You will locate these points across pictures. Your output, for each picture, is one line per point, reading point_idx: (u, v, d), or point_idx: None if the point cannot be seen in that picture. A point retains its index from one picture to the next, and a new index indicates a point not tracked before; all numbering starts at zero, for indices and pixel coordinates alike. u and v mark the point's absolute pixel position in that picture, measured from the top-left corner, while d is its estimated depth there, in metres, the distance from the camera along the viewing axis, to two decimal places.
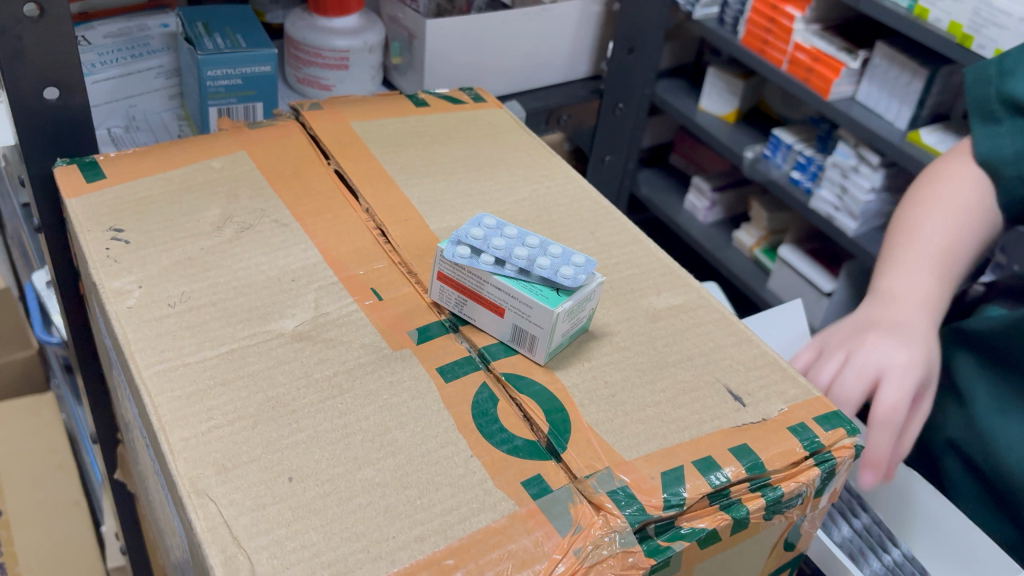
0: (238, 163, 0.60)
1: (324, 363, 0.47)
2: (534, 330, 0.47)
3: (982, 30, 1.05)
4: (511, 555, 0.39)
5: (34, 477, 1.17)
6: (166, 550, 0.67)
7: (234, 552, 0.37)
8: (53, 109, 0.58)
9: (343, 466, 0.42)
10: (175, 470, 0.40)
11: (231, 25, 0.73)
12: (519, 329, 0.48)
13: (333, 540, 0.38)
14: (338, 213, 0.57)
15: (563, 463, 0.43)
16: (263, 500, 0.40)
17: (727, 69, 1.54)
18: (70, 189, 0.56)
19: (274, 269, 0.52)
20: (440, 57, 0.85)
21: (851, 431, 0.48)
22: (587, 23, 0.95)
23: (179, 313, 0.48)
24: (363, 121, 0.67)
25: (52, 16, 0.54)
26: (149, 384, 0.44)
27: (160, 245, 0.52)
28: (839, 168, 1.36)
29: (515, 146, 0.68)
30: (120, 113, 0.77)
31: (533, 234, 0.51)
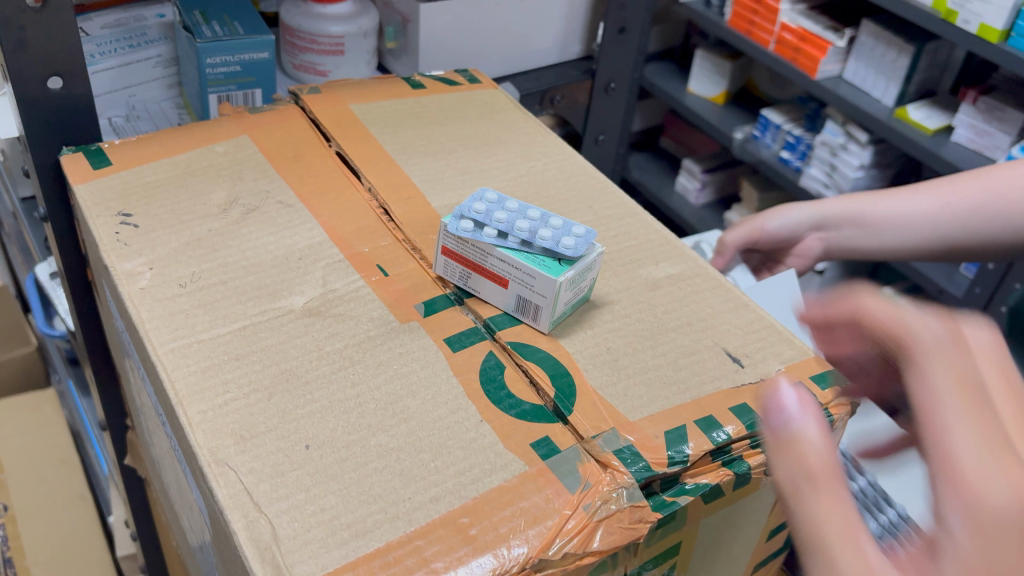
0: (241, 147, 0.61)
1: (335, 336, 0.48)
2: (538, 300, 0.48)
3: (966, 6, 1.07)
4: (524, 512, 0.41)
5: (38, 471, 1.18)
6: (181, 535, 0.68)
7: (255, 517, 0.39)
8: (56, 98, 0.59)
9: (357, 433, 0.43)
10: (194, 442, 0.42)
11: (228, 13, 0.74)
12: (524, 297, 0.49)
13: (351, 503, 0.40)
14: (341, 193, 0.59)
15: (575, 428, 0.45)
16: (281, 466, 0.41)
17: (714, 50, 1.56)
18: (77, 175, 0.57)
19: (281, 249, 0.53)
20: (433, 40, 0.86)
21: (846, 389, 0.50)
22: (577, 4, 0.96)
23: (190, 293, 0.49)
24: (362, 103, 0.68)
25: (54, 6, 0.55)
26: (165, 361, 0.46)
27: (169, 228, 0.54)
28: (828, 147, 1.38)
29: (511, 124, 0.69)
30: (121, 102, 0.79)
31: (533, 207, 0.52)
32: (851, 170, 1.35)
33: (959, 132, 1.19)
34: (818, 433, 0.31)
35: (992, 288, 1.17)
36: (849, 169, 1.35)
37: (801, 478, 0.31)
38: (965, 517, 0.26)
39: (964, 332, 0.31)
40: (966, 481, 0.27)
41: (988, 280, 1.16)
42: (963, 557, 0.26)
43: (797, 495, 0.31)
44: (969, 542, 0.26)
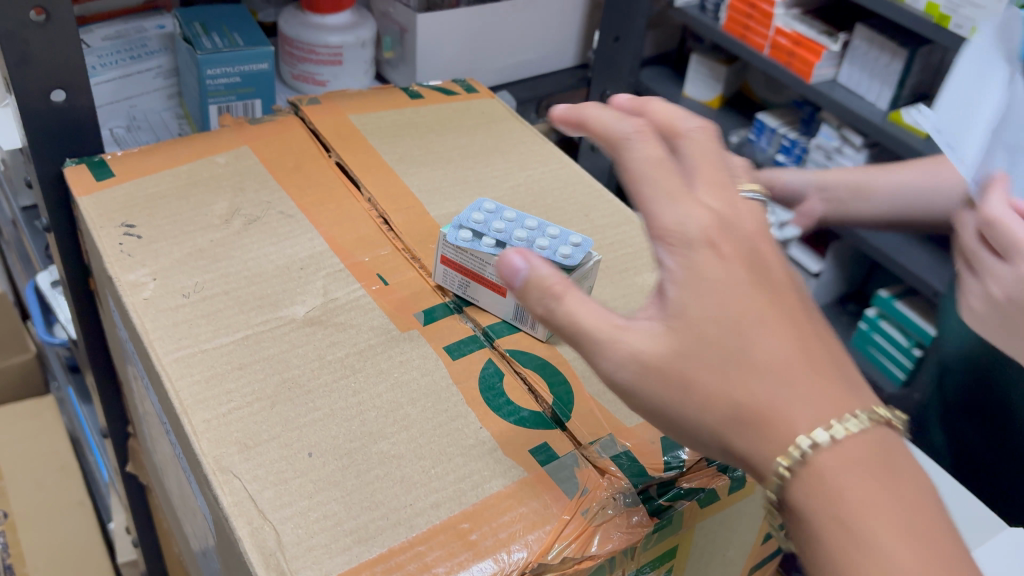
0: (242, 158, 0.62)
1: (336, 345, 0.49)
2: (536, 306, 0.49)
3: (959, 10, 1.08)
4: (522, 518, 0.41)
5: (37, 479, 1.19)
6: (183, 541, 0.69)
7: (259, 524, 0.39)
8: (60, 110, 0.60)
9: (359, 441, 0.44)
10: (199, 450, 0.42)
11: (228, 24, 0.75)
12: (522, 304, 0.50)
13: (354, 509, 0.40)
14: (341, 204, 0.59)
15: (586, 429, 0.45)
16: (284, 474, 0.42)
17: (710, 55, 1.57)
18: (81, 187, 0.57)
19: (282, 259, 0.54)
20: (431, 50, 0.87)
21: None
22: (574, 12, 0.97)
23: (193, 303, 0.50)
24: (361, 114, 0.69)
25: (57, 20, 0.56)
26: (170, 370, 0.46)
27: (172, 239, 0.54)
28: (823, 150, 1.40)
29: (508, 134, 0.70)
30: (121, 113, 0.79)
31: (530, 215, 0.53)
32: None
33: None
34: (550, 268, 0.35)
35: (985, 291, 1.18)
36: None
37: (547, 298, 0.35)
38: (668, 250, 0.34)
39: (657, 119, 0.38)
40: (663, 220, 0.34)
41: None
42: (674, 278, 0.33)
43: (550, 315, 0.35)
44: (673, 263, 0.33)
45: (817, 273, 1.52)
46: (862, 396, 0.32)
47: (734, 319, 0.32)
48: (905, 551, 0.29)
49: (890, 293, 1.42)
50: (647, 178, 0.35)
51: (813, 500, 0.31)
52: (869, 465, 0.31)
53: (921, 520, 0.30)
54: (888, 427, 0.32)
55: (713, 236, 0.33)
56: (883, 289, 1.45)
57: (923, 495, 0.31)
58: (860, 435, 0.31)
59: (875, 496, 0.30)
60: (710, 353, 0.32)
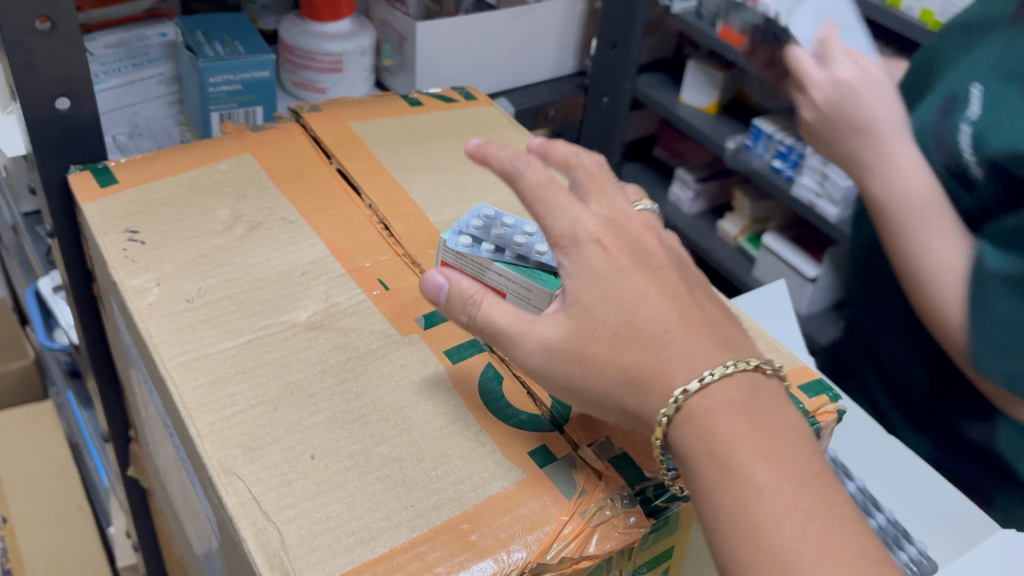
0: (244, 165, 0.63)
1: (337, 349, 0.50)
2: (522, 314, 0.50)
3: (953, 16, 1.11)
4: (521, 518, 0.42)
5: (36, 484, 1.19)
6: (185, 544, 0.69)
7: (263, 524, 0.40)
8: (64, 118, 0.61)
9: (361, 443, 0.45)
10: (204, 452, 0.43)
11: (229, 32, 0.76)
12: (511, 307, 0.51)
13: (356, 511, 0.41)
14: (342, 209, 0.60)
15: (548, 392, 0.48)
16: (287, 476, 0.42)
17: (706, 62, 1.58)
18: (85, 194, 0.58)
19: (283, 264, 0.55)
20: (431, 58, 0.88)
21: (833, 398, 0.51)
22: (572, 20, 0.98)
23: (196, 308, 0.51)
24: (361, 121, 0.70)
25: (62, 29, 0.57)
26: (174, 374, 0.47)
27: (174, 244, 0.55)
28: (819, 157, 1.38)
29: (508, 140, 0.71)
30: (123, 120, 0.80)
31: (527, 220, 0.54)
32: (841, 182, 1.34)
33: None
34: (467, 281, 0.44)
35: None
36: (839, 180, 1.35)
37: (465, 305, 0.44)
38: (563, 251, 0.44)
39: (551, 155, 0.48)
40: (556, 228, 0.44)
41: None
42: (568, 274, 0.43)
43: (472, 318, 0.44)
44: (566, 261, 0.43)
45: (814, 278, 1.52)
46: (736, 353, 0.42)
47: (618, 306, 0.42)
48: (768, 468, 0.38)
49: None
50: (541, 198, 0.43)
51: (699, 442, 0.40)
52: (739, 407, 0.40)
53: (788, 446, 0.39)
54: (758, 374, 0.41)
55: (600, 236, 0.44)
56: None
57: (786, 426, 0.40)
58: (731, 382, 0.40)
59: (743, 430, 0.39)
60: (600, 335, 0.42)
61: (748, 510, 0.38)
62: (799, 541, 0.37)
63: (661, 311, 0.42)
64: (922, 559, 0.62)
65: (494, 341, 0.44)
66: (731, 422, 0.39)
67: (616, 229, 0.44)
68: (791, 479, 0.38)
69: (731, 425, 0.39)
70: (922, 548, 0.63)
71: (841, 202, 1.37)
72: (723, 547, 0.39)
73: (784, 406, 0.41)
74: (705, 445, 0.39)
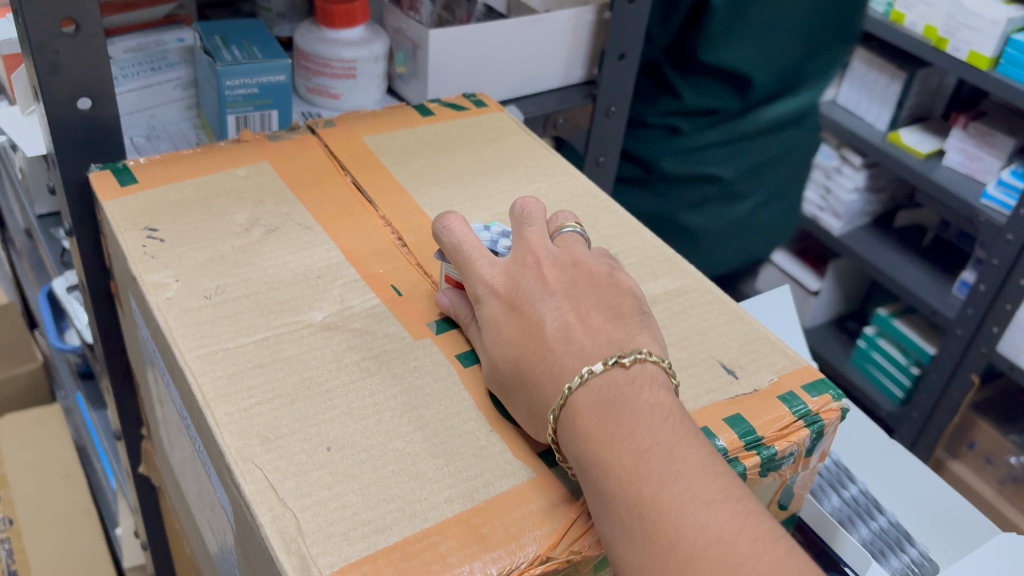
0: (262, 171, 0.64)
1: (352, 349, 0.51)
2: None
3: (957, 34, 1.20)
4: (531, 514, 0.43)
5: (44, 485, 1.20)
6: (197, 541, 0.70)
7: (281, 511, 0.41)
8: (86, 118, 0.62)
9: (376, 438, 0.46)
10: (223, 441, 0.44)
11: (247, 37, 0.78)
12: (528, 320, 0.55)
13: (371, 501, 0.42)
14: (356, 217, 0.62)
15: (496, 400, 0.49)
16: (305, 466, 0.44)
17: None
18: (105, 193, 0.59)
19: (300, 267, 0.56)
20: (441, 66, 0.90)
21: (836, 397, 0.53)
22: (580, 32, 0.99)
23: (215, 304, 0.52)
24: (374, 132, 0.72)
25: (87, 32, 0.58)
26: (193, 366, 0.48)
27: (194, 244, 0.56)
28: (823, 169, 1.52)
29: (517, 148, 0.73)
30: (142, 122, 0.82)
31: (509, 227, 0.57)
32: (846, 193, 1.47)
33: (951, 157, 1.34)
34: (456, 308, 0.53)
35: (984, 311, 1.29)
36: (844, 193, 1.48)
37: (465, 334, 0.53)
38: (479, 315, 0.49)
39: (513, 213, 0.54)
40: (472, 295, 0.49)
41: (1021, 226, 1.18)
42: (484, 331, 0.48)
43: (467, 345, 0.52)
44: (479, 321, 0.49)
45: (817, 290, 1.64)
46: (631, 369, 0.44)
47: (512, 346, 0.46)
48: (617, 456, 0.41)
49: (890, 312, 1.55)
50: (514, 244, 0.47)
51: (575, 443, 0.42)
52: (594, 408, 0.42)
53: (634, 431, 0.41)
54: (618, 369, 0.43)
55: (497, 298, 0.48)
56: (882, 308, 1.57)
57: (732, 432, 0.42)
58: (590, 388, 0.43)
59: (592, 425, 0.42)
60: (503, 370, 0.46)
61: (612, 491, 0.40)
62: (635, 506, 0.39)
63: (543, 338, 0.45)
64: (922, 560, 0.63)
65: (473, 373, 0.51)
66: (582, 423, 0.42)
67: (518, 271, 0.49)
68: (636, 454, 0.40)
69: (587, 423, 0.42)
70: (923, 550, 0.64)
71: (845, 216, 1.49)
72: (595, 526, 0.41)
73: (638, 390, 0.43)
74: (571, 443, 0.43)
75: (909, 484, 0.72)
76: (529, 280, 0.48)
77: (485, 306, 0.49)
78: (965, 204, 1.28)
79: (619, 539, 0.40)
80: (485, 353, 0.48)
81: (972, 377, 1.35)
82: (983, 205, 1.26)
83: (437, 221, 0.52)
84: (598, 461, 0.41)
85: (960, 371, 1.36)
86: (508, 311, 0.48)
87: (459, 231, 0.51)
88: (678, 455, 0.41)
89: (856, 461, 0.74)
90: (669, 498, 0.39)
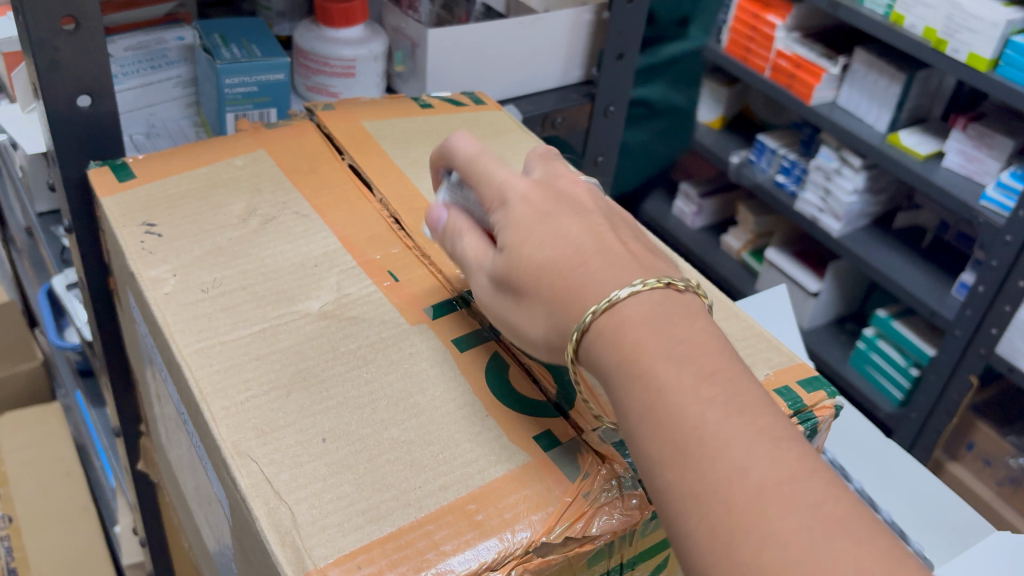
0: (259, 160, 0.64)
1: (348, 337, 0.51)
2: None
3: (956, 35, 1.20)
4: (525, 499, 0.44)
5: (43, 483, 1.20)
6: (194, 534, 0.71)
7: (275, 504, 0.41)
8: (86, 115, 0.62)
9: (371, 427, 0.46)
10: (218, 435, 0.44)
11: (246, 36, 0.78)
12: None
13: (366, 491, 0.43)
14: (354, 205, 0.62)
15: (492, 387, 0.50)
16: (300, 458, 0.44)
17: (713, 78, 1.73)
18: (104, 189, 0.60)
19: (297, 256, 0.56)
20: (441, 65, 0.90)
21: (831, 394, 0.53)
22: (579, 31, 1.00)
23: (212, 297, 0.52)
24: (372, 120, 0.72)
25: (87, 29, 0.59)
26: (190, 360, 0.48)
27: (192, 237, 0.57)
28: (823, 171, 1.51)
29: (515, 143, 0.73)
30: (141, 120, 0.82)
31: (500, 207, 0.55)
32: (846, 194, 1.48)
33: (949, 158, 1.34)
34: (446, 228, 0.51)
35: (982, 311, 1.29)
36: (844, 193, 1.48)
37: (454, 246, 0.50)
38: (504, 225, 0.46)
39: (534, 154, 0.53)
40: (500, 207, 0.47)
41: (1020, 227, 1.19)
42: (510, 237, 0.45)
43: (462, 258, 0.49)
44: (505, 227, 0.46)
45: (816, 292, 1.64)
46: (682, 295, 0.41)
47: (535, 249, 0.44)
48: (666, 374, 0.38)
49: (889, 312, 1.54)
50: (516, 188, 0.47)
51: (614, 355, 0.39)
52: (634, 314, 0.39)
53: (685, 352, 0.38)
54: (671, 291, 0.41)
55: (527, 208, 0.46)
56: (882, 308, 1.56)
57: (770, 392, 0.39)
58: (642, 299, 0.40)
59: (634, 337, 0.39)
60: (528, 274, 0.44)
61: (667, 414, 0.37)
62: (694, 432, 0.36)
63: (581, 247, 0.43)
64: (917, 558, 0.63)
65: (470, 363, 0.51)
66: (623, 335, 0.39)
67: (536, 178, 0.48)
68: (691, 377, 0.37)
69: (630, 334, 0.39)
70: (918, 548, 0.65)
71: (844, 216, 1.50)
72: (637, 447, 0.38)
73: (693, 316, 0.40)
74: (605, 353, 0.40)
75: (906, 481, 0.72)
76: (563, 199, 0.46)
77: (511, 215, 0.46)
78: (965, 206, 1.28)
79: (669, 464, 0.36)
80: (511, 257, 0.45)
81: (970, 378, 1.35)
82: (983, 206, 1.26)
83: (453, 138, 0.53)
84: (638, 379, 0.38)
85: (959, 373, 1.36)
86: (538, 219, 0.45)
87: (465, 142, 0.52)
88: (737, 388, 0.37)
89: (853, 457, 0.75)
90: (732, 431, 0.35)
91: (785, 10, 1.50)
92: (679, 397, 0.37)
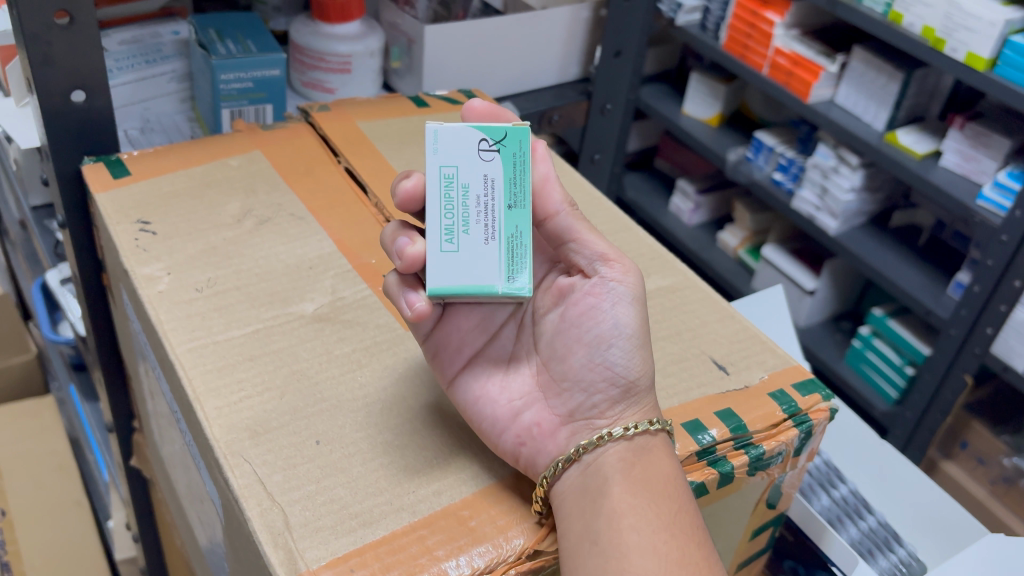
0: (254, 161, 0.64)
1: (343, 341, 0.51)
2: (491, 275, 0.45)
3: (954, 34, 1.19)
4: (515, 508, 0.44)
5: (36, 478, 1.20)
6: (188, 533, 0.70)
7: (268, 505, 0.41)
8: (79, 110, 0.62)
9: (365, 431, 0.46)
10: (211, 434, 0.44)
11: (242, 32, 0.78)
12: (454, 310, 0.49)
13: (359, 494, 0.42)
14: (349, 207, 0.62)
15: None
16: (293, 460, 0.44)
17: (709, 75, 1.71)
18: (98, 185, 0.59)
19: (292, 258, 0.56)
20: (439, 62, 0.90)
21: (826, 396, 0.53)
22: (576, 27, 1.00)
23: (206, 297, 0.52)
24: (368, 120, 0.72)
25: (80, 24, 0.58)
26: (183, 359, 0.48)
27: (185, 236, 0.56)
28: (819, 169, 1.51)
29: None
30: (135, 114, 0.83)
31: (450, 195, 0.45)
32: (842, 192, 1.47)
33: (947, 157, 1.34)
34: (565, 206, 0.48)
35: (978, 311, 1.29)
36: (840, 191, 1.47)
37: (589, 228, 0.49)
38: None
39: None
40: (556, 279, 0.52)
41: (1016, 228, 1.19)
42: None
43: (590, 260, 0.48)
44: None
45: (812, 290, 1.64)
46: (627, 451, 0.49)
47: None
48: (681, 522, 0.43)
49: (884, 312, 1.54)
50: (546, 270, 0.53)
51: (666, 468, 0.45)
52: (664, 456, 0.45)
53: (692, 509, 0.44)
54: None
55: None
56: (877, 308, 1.56)
57: None
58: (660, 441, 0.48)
59: (665, 471, 0.44)
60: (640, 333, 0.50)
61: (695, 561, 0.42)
62: None
63: None
64: (911, 560, 0.64)
65: None
66: (654, 461, 0.45)
67: None
68: (693, 539, 0.43)
69: (665, 469, 0.44)
70: (911, 550, 0.65)
71: (840, 214, 1.49)
72: (621, 549, 0.41)
73: None
74: (623, 467, 0.45)
75: (900, 483, 0.72)
76: None
77: None
78: (961, 206, 1.27)
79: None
80: None
81: (965, 378, 1.34)
82: (979, 206, 1.26)
83: None
84: (658, 502, 0.43)
85: (954, 372, 1.36)
86: None
87: None
88: None
89: (849, 458, 0.75)
90: None
91: (784, 8, 1.49)
92: (688, 538, 0.42)
